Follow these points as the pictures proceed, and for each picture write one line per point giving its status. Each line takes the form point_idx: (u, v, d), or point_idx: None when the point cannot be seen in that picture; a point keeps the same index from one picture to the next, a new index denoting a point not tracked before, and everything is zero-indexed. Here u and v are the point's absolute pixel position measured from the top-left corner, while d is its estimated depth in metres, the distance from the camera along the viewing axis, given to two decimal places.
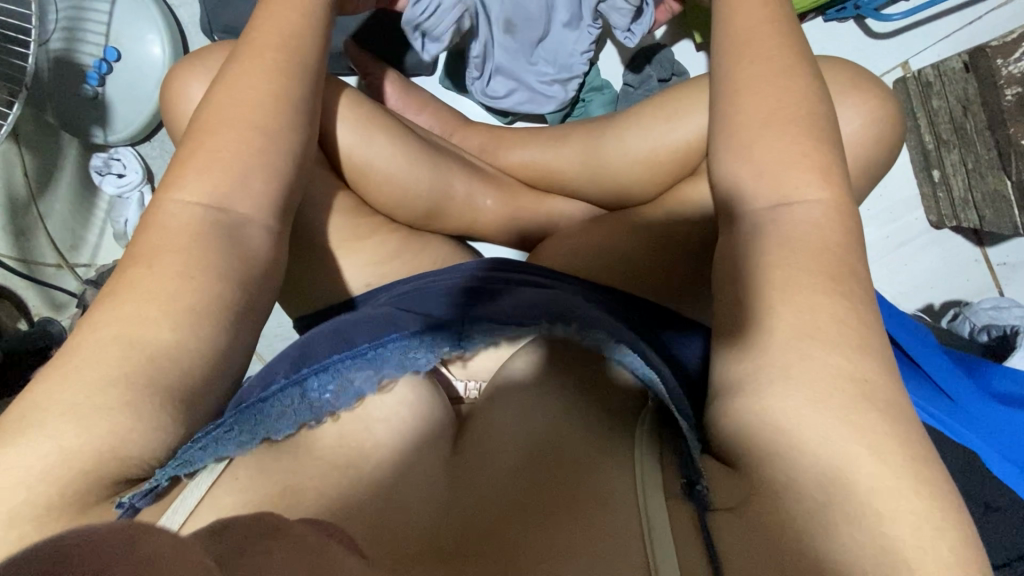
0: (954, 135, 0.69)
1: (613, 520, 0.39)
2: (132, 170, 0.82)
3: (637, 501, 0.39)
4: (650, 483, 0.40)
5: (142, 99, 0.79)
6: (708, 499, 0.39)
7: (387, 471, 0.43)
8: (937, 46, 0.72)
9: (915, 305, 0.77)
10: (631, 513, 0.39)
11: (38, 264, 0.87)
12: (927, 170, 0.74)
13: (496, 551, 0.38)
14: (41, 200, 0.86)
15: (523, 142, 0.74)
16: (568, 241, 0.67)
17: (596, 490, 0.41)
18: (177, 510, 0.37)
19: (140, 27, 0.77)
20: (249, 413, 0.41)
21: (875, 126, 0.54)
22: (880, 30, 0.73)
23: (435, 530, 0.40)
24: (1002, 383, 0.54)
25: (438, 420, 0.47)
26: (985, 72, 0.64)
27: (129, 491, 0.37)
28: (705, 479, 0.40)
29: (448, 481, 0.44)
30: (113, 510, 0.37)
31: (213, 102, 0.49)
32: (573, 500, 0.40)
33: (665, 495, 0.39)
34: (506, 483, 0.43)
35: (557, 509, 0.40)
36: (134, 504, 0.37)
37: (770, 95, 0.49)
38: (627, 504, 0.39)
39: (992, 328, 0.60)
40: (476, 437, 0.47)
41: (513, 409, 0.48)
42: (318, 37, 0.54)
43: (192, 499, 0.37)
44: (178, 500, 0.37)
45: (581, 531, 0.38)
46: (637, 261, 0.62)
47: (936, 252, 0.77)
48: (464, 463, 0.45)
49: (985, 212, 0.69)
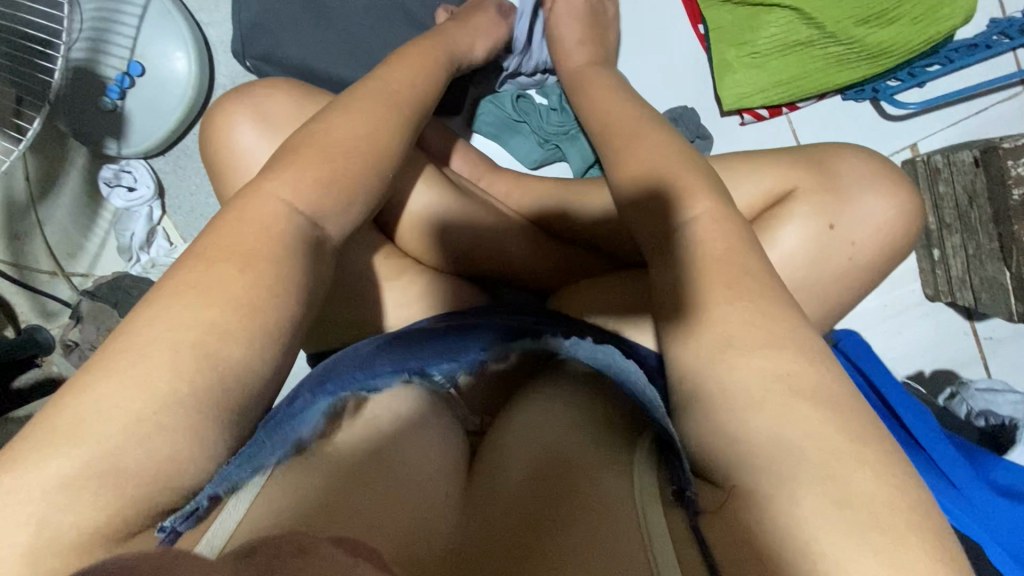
0: (958, 220, 0.73)
1: (615, 523, 0.38)
2: (144, 184, 0.81)
3: (636, 507, 0.39)
4: (646, 491, 0.40)
5: (163, 116, 0.77)
6: (697, 501, 0.39)
7: (400, 482, 0.43)
8: (944, 132, 0.76)
9: (905, 371, 0.81)
10: (629, 518, 0.38)
11: (32, 270, 0.82)
12: (928, 248, 0.78)
13: (502, 553, 0.38)
14: (40, 206, 0.82)
15: (551, 190, 0.73)
16: (589, 291, 0.65)
17: (599, 499, 0.41)
18: (214, 538, 0.35)
19: (166, 43, 0.75)
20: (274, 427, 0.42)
21: (899, 214, 0.56)
22: (894, 112, 0.76)
23: (450, 540, 0.40)
24: (1002, 477, 0.54)
25: (452, 447, 0.50)
26: (995, 172, 0.67)
27: (171, 515, 0.36)
28: (695, 484, 0.40)
29: (463, 502, 0.44)
30: (155, 536, 0.35)
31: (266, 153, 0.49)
32: (574, 507, 0.41)
33: (659, 501, 0.40)
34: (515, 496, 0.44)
35: (560, 514, 0.40)
36: (176, 528, 0.35)
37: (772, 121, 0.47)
38: (626, 508, 0.39)
39: (990, 416, 0.62)
40: (487, 462, 0.49)
41: (529, 424, 0.51)
42: (365, 87, 0.54)
43: (231, 518, 0.36)
44: (218, 522, 0.36)
45: (585, 529, 0.38)
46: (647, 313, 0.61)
47: (928, 323, 0.81)
48: (479, 483, 0.46)
49: (980, 294, 0.72)
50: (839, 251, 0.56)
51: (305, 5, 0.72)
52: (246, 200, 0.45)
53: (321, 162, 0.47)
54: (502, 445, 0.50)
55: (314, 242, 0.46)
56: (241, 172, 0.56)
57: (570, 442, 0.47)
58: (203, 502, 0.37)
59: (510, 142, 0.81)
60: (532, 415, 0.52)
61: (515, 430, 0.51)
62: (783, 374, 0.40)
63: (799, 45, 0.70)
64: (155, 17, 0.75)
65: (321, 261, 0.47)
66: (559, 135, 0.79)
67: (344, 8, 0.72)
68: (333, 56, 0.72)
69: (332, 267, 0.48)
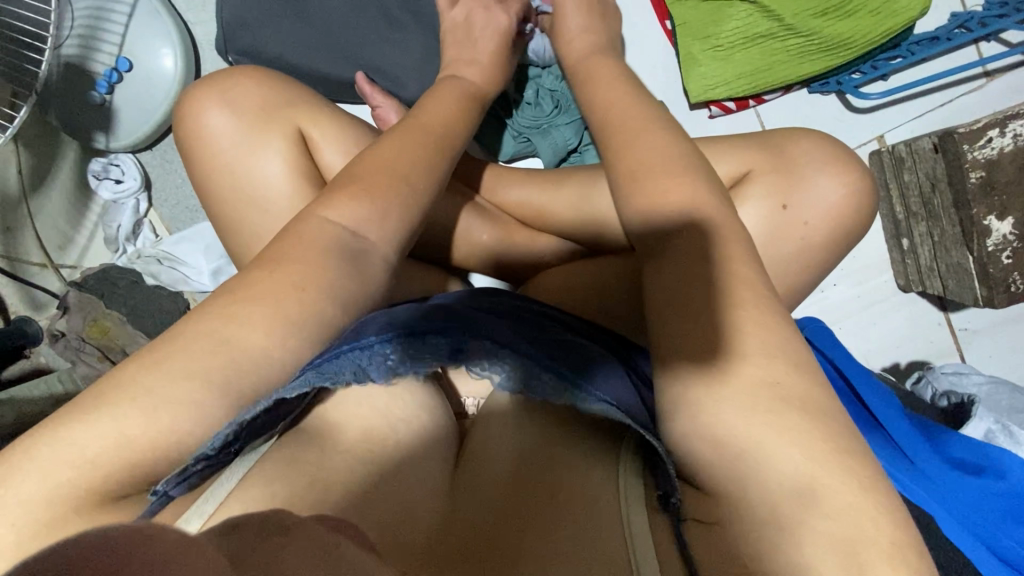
0: (923, 208, 0.74)
1: (599, 529, 0.39)
2: (131, 177, 0.85)
3: (619, 513, 0.40)
4: (632, 493, 0.41)
5: (150, 110, 0.80)
6: (681, 510, 0.39)
7: (405, 473, 0.42)
8: (910, 124, 0.78)
9: (882, 363, 0.81)
10: (614, 526, 0.39)
11: (21, 261, 0.84)
12: (897, 237, 0.79)
13: (483, 552, 0.39)
14: (32, 198, 0.84)
15: (522, 182, 0.75)
16: (560, 279, 0.68)
17: (585, 500, 0.42)
18: (195, 513, 0.36)
19: (153, 40, 0.79)
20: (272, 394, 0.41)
21: (854, 195, 0.57)
22: (860, 104, 0.78)
23: (437, 531, 0.40)
24: (955, 449, 0.55)
25: (442, 429, 0.48)
26: (952, 156, 0.68)
27: (163, 478, 0.36)
28: (679, 490, 0.40)
29: (449, 489, 0.44)
30: (147, 498, 0.36)
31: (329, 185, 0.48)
32: (560, 511, 0.41)
33: (645, 509, 0.40)
34: (498, 491, 0.44)
35: (547, 518, 0.41)
36: (167, 492, 0.36)
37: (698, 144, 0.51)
38: (610, 513, 0.40)
39: (951, 395, 0.63)
40: (473, 454, 0.47)
41: (510, 420, 0.48)
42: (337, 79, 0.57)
43: (222, 489, 0.37)
44: (209, 491, 0.37)
45: (569, 532, 0.40)
46: (615, 299, 0.64)
47: (905, 314, 0.81)
48: (466, 473, 0.46)
49: (948, 281, 0.74)
50: (794, 232, 0.58)
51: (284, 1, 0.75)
52: (304, 225, 0.47)
53: (357, 182, 0.49)
54: (486, 437, 0.48)
55: (357, 257, 0.46)
56: (214, 156, 0.58)
57: (563, 438, 0.46)
58: (194, 468, 0.37)
59: (484, 135, 0.82)
60: (517, 408, 0.48)
61: (506, 423, 0.48)
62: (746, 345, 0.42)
63: (760, 38, 0.72)
64: (142, 16, 0.79)
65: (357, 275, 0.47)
66: (532, 129, 0.80)
67: (323, 4, 0.75)
68: (311, 52, 0.75)
69: (375, 265, 0.48)
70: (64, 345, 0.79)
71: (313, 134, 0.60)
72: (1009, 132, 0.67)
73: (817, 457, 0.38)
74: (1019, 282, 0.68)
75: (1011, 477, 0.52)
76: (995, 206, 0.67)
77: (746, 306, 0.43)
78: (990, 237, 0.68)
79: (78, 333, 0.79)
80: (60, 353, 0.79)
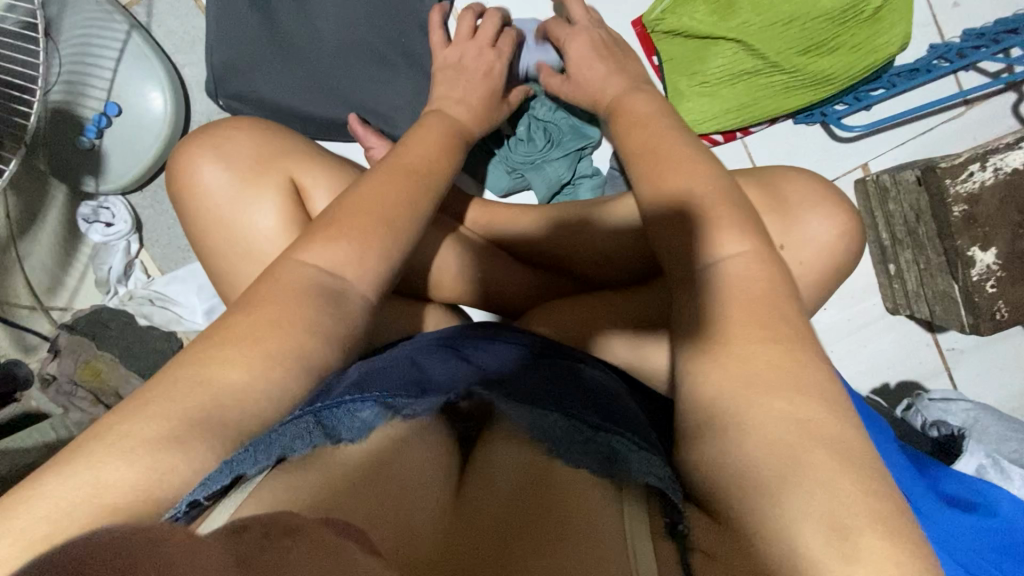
0: (908, 236, 0.75)
1: (602, 548, 0.36)
2: (121, 219, 0.84)
3: (624, 534, 0.37)
4: (636, 517, 0.38)
5: (140, 153, 0.80)
6: (689, 539, 0.38)
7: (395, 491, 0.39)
8: (892, 152, 0.80)
9: (872, 385, 0.82)
10: (615, 545, 0.36)
11: (11, 306, 0.81)
12: (884, 263, 0.80)
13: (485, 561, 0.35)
14: (21, 241, 0.81)
15: (517, 218, 0.74)
16: (553, 314, 0.68)
17: (589, 522, 0.38)
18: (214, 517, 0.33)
19: (143, 84, 0.79)
20: (263, 437, 0.39)
21: (843, 231, 0.59)
22: (843, 134, 0.79)
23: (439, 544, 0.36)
24: (949, 485, 0.56)
25: (443, 458, 0.44)
26: (935, 189, 0.70)
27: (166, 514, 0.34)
28: (685, 519, 0.38)
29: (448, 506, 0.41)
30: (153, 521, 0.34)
31: (330, 243, 0.48)
32: (565, 529, 0.38)
33: (649, 534, 0.37)
34: (508, 510, 0.40)
35: (555, 534, 0.38)
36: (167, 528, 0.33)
37: (692, 187, 0.51)
38: (613, 534, 0.37)
39: (941, 426, 0.65)
40: (476, 479, 0.43)
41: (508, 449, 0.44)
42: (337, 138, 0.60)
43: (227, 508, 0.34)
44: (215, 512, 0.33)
45: (573, 549, 0.36)
46: (611, 337, 0.65)
47: (893, 336, 0.82)
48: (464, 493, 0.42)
49: (935, 308, 0.75)
50: (787, 271, 0.58)
51: (275, 47, 0.75)
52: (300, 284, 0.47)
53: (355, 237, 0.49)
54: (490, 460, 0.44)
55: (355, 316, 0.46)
56: (209, 210, 0.59)
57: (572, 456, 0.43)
58: (184, 509, 0.34)
59: (477, 172, 0.83)
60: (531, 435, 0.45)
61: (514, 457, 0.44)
62: (748, 401, 0.42)
63: (746, 75, 0.73)
64: (131, 61, 0.79)
65: (355, 337, 0.47)
66: (525, 165, 0.81)
67: (313, 47, 0.75)
68: (302, 96, 0.75)
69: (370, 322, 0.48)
70: (56, 388, 0.77)
71: (308, 183, 0.60)
72: (989, 166, 0.68)
73: (835, 508, 0.37)
74: (1003, 310, 0.70)
75: (1002, 513, 0.54)
76: (978, 237, 0.69)
77: (747, 361, 0.43)
78: (974, 267, 0.69)
79: (72, 377, 0.77)
80: (52, 397, 0.77)
